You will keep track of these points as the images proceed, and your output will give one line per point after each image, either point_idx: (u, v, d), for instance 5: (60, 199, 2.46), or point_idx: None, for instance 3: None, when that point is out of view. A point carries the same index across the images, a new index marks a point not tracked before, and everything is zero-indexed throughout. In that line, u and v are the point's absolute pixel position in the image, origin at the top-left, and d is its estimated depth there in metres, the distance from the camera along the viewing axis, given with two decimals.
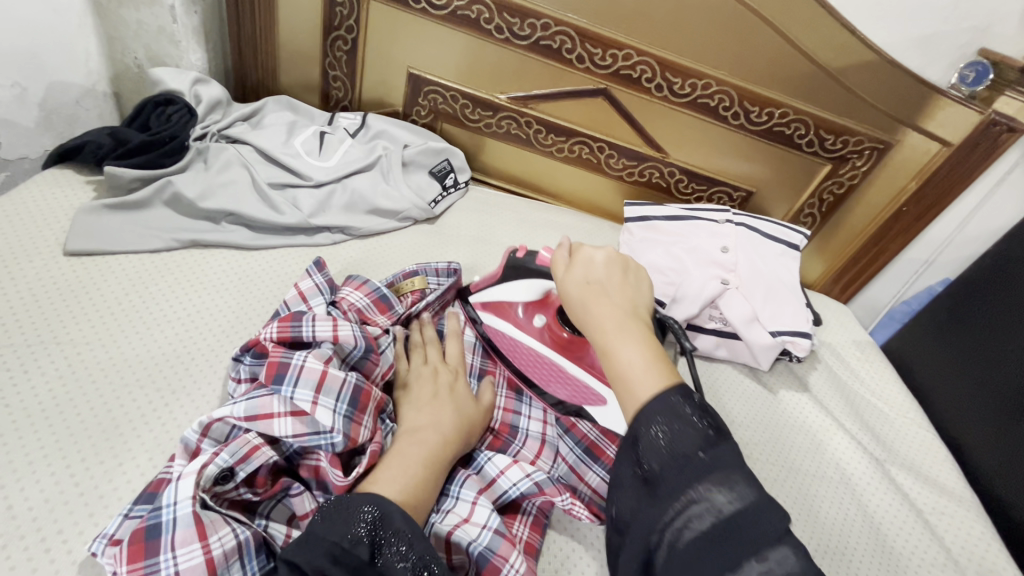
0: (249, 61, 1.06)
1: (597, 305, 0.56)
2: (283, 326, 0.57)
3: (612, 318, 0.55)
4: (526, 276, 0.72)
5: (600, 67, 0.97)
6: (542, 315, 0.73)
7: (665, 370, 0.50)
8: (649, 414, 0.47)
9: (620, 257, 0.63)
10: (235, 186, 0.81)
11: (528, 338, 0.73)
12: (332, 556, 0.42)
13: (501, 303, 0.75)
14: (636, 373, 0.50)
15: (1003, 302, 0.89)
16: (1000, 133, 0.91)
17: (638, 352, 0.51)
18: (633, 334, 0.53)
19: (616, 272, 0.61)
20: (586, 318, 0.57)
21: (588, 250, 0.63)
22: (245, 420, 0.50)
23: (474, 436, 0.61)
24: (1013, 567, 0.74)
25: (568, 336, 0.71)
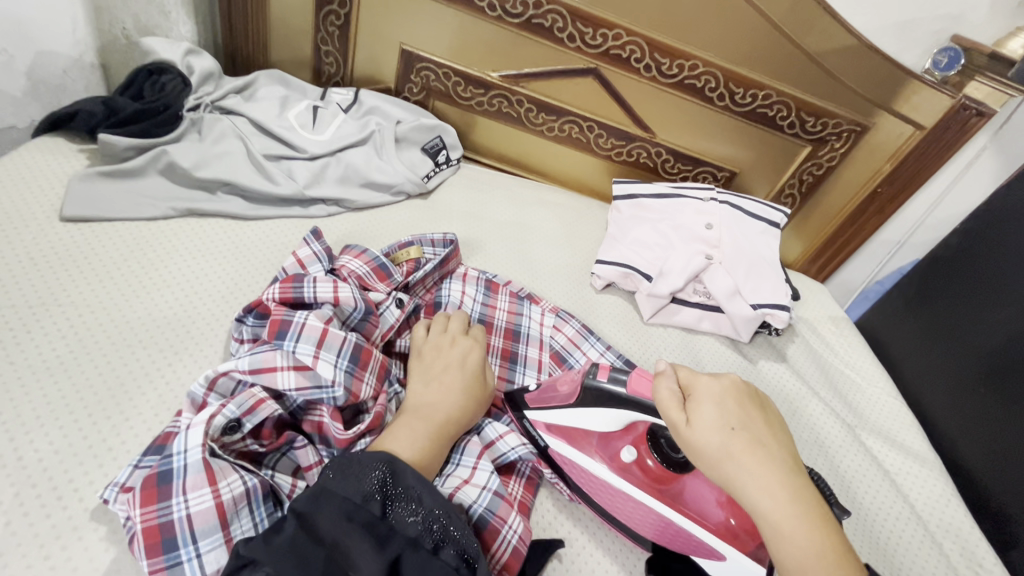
0: (238, 34, 1.05)
1: (754, 465, 0.49)
2: (285, 287, 0.59)
3: (778, 484, 0.48)
4: (612, 406, 0.61)
5: (591, 47, 0.99)
6: (628, 447, 0.63)
7: (852, 559, 0.45)
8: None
9: (744, 385, 0.56)
10: (230, 157, 0.82)
11: (615, 476, 0.61)
12: (347, 512, 0.45)
13: (575, 430, 0.64)
14: (823, 565, 0.44)
15: (969, 278, 0.94)
16: (970, 117, 0.96)
17: (815, 535, 0.45)
18: (804, 506, 0.47)
19: (747, 405, 0.54)
20: (740, 480, 0.49)
21: (708, 382, 0.55)
22: (250, 373, 0.52)
23: (478, 412, 0.61)
24: (969, 520, 0.79)
25: (655, 467, 0.61)
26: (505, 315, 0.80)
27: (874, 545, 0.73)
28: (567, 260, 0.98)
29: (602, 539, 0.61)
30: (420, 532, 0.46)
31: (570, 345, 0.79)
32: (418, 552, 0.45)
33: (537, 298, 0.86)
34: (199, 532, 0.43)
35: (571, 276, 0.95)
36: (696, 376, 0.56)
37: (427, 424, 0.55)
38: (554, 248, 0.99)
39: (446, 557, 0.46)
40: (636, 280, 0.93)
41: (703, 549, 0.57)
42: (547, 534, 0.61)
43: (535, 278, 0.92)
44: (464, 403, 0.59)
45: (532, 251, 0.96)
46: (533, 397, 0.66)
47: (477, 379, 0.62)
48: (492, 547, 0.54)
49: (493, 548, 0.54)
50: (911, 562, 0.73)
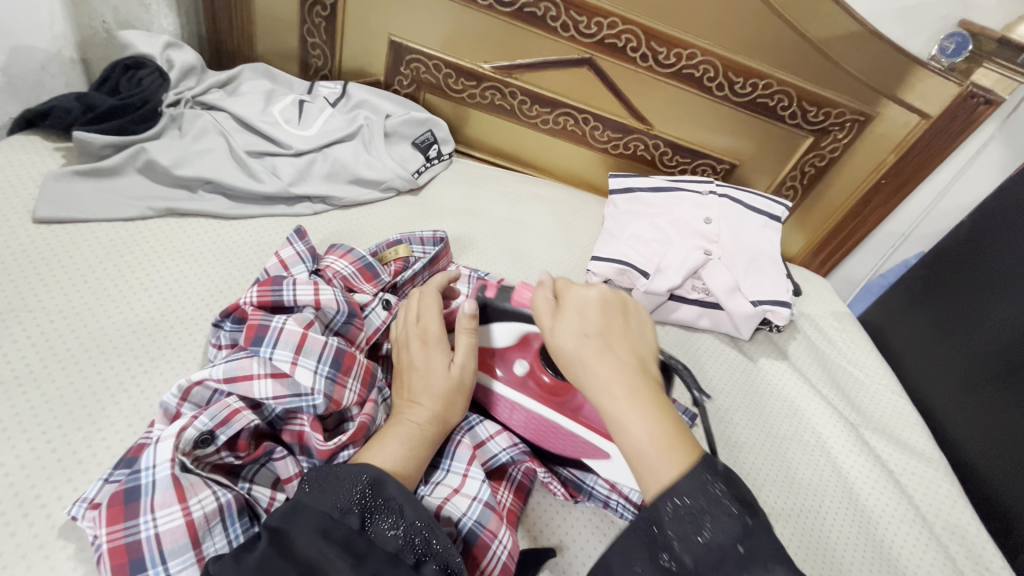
0: (223, 27, 1.02)
1: (602, 366, 0.49)
2: (263, 290, 0.57)
3: (620, 381, 0.48)
4: (501, 320, 0.62)
5: (585, 36, 0.96)
6: (523, 361, 0.64)
7: (686, 449, 0.45)
8: (677, 507, 0.43)
9: (614, 295, 0.55)
10: (212, 154, 0.79)
11: (513, 390, 0.64)
12: (323, 528, 0.43)
13: (478, 350, 0.65)
14: (654, 454, 0.45)
15: (972, 272, 0.92)
16: (977, 106, 0.93)
17: (652, 428, 0.46)
18: (646, 403, 0.47)
19: (611, 314, 0.53)
20: (591, 382, 0.49)
21: (576, 292, 0.54)
22: (225, 382, 0.50)
23: (456, 414, 0.57)
24: (975, 521, 0.77)
25: (551, 381, 0.62)
26: None
27: (877, 548, 0.71)
28: (561, 256, 0.95)
29: (597, 549, 0.59)
30: (401, 547, 0.44)
31: None
32: (399, 567, 0.43)
33: None
34: (168, 551, 0.41)
35: (566, 273, 0.93)
36: (569, 287, 0.55)
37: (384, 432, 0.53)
38: (549, 245, 0.96)
39: (429, 572, 0.44)
40: (632, 276, 0.89)
41: (590, 450, 0.61)
42: (538, 542, 0.59)
43: (529, 275, 0.89)
44: (432, 408, 0.54)
45: (525, 247, 0.94)
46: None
47: (438, 375, 0.56)
48: (482, 563, 0.52)
49: (483, 563, 0.52)
50: (914, 563, 0.71)
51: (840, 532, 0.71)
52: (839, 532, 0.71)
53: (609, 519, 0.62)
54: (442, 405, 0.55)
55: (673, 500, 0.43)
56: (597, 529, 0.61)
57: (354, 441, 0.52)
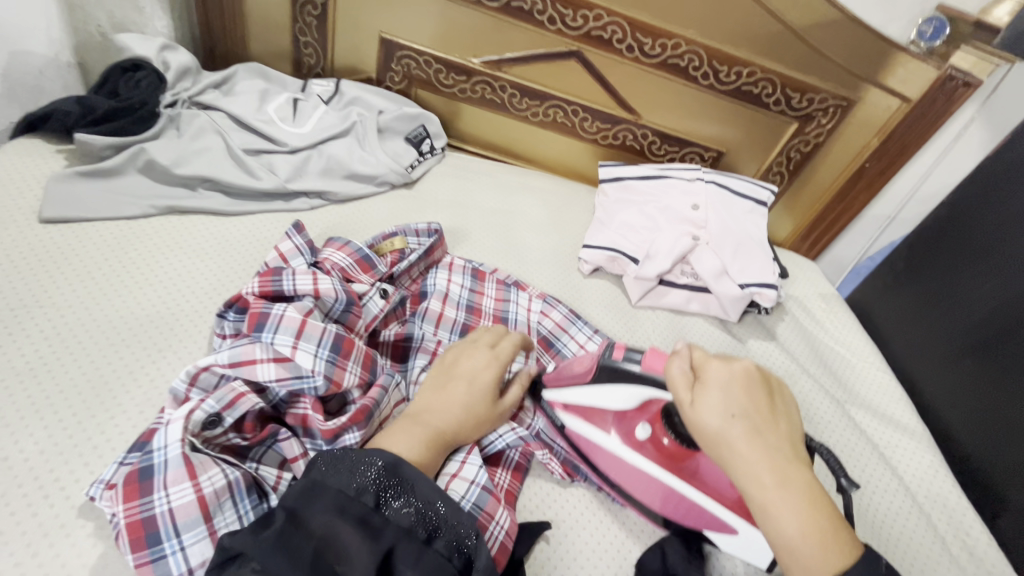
0: (215, 28, 1.04)
1: (751, 452, 0.49)
2: (264, 280, 0.60)
3: (770, 468, 0.48)
4: (622, 383, 0.61)
5: (572, 29, 0.98)
6: (643, 424, 0.63)
7: (840, 547, 0.45)
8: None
9: (758, 371, 0.55)
10: (210, 153, 0.81)
11: (630, 453, 0.63)
12: (340, 505, 0.46)
13: (594, 410, 0.64)
14: (806, 547, 0.45)
15: (952, 251, 0.94)
16: (956, 88, 0.95)
17: (804, 521, 0.46)
18: (795, 495, 0.47)
19: (754, 392, 0.53)
20: (738, 466, 0.50)
21: (720, 369, 0.53)
22: (229, 367, 0.52)
23: (472, 430, 0.59)
24: (956, 490, 0.80)
25: (671, 445, 0.62)
26: (493, 301, 0.80)
27: (861, 511, 0.75)
28: (554, 245, 0.98)
29: (589, 525, 0.62)
30: (413, 523, 0.48)
31: (558, 330, 0.79)
32: (412, 541, 0.47)
33: (525, 285, 0.85)
34: (182, 525, 0.43)
35: (559, 261, 0.95)
36: (707, 358, 0.55)
37: (417, 423, 0.56)
38: (541, 234, 0.98)
39: (439, 546, 0.48)
40: (623, 263, 0.93)
41: (713, 521, 0.58)
42: (534, 516, 0.61)
43: (522, 264, 0.92)
44: (463, 420, 0.58)
45: (518, 238, 0.96)
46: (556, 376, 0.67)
47: (483, 398, 0.60)
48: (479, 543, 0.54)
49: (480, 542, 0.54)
50: (895, 526, 0.74)
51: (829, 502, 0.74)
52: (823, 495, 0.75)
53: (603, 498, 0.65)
54: (469, 421, 0.59)
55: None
56: (592, 506, 0.64)
57: (355, 423, 0.55)
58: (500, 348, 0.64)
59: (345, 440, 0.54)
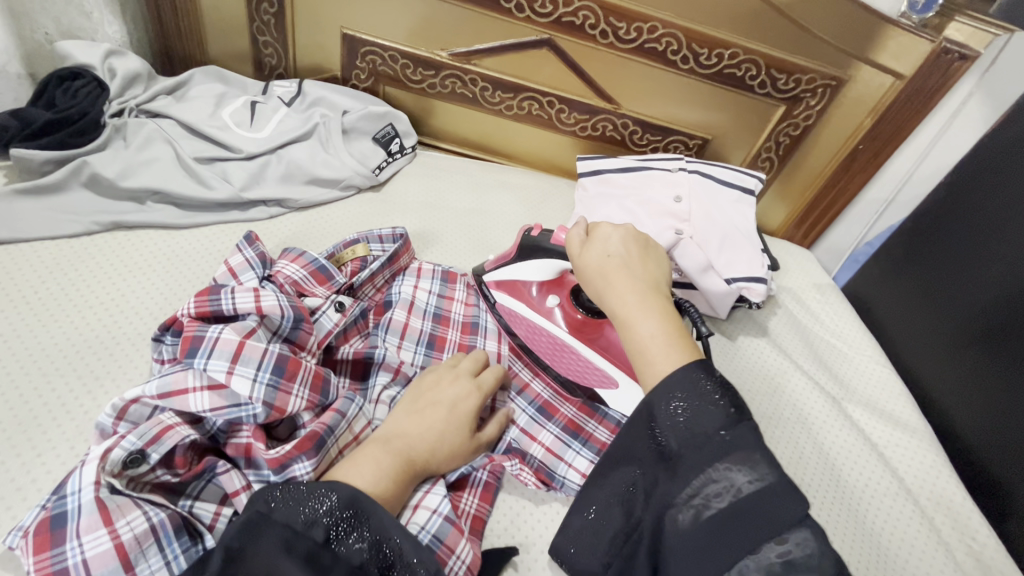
0: (170, 33, 0.99)
1: (618, 279, 0.55)
2: (200, 300, 0.55)
3: (633, 289, 0.53)
4: (541, 258, 0.67)
5: (541, 16, 0.92)
6: (556, 295, 0.71)
7: (683, 349, 0.49)
8: (669, 396, 0.45)
9: (639, 234, 0.61)
10: (159, 163, 0.77)
11: (543, 319, 0.71)
12: (285, 542, 0.42)
13: (518, 285, 0.72)
14: (653, 347, 0.49)
15: (950, 235, 0.88)
16: (952, 61, 0.89)
17: (658, 332, 0.50)
18: (653, 311, 0.52)
19: (632, 246, 0.60)
20: (607, 292, 0.55)
21: (605, 226, 0.61)
22: (158, 398, 0.48)
23: (447, 462, 0.56)
24: (961, 491, 0.76)
25: (582, 317, 0.69)
26: (462, 308, 0.76)
27: (857, 517, 0.70)
28: None
29: None
30: (367, 560, 0.43)
31: None
32: None
33: None
34: None
35: None
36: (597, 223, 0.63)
37: (391, 454, 0.52)
38: (517, 234, 0.94)
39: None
40: None
41: (602, 378, 0.67)
42: (502, 540, 0.58)
43: None
44: (435, 448, 0.55)
45: (492, 239, 0.92)
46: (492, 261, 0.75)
47: (463, 430, 0.57)
48: None
49: None
50: (893, 534, 0.70)
51: (821, 507, 0.70)
52: (815, 500, 0.71)
53: None
54: (445, 453, 0.56)
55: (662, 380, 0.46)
56: None
57: (302, 452, 0.50)
58: (483, 379, 0.62)
59: (292, 471, 0.50)
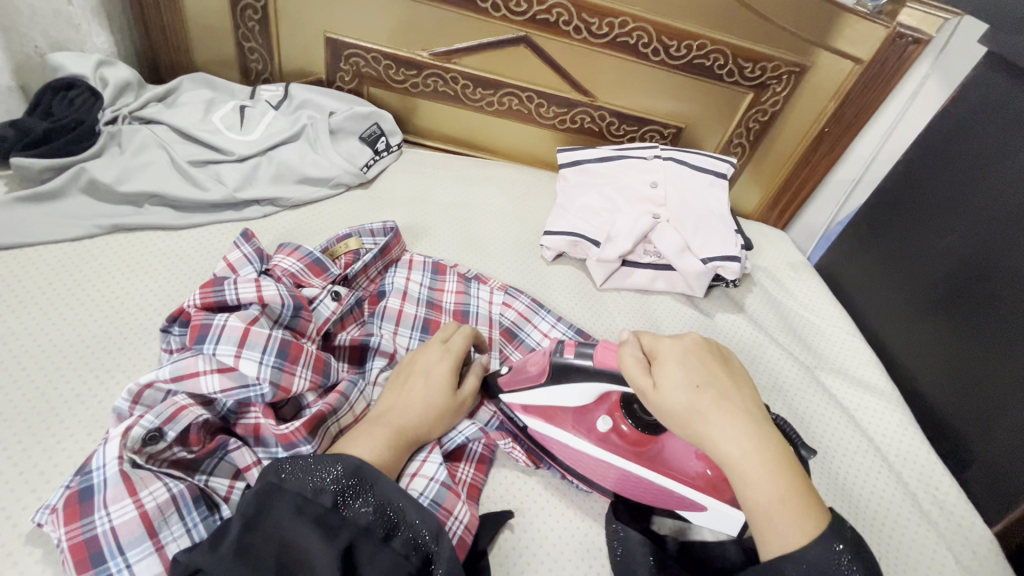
0: (156, 41, 1.02)
1: (723, 420, 0.50)
2: (205, 292, 0.59)
3: (746, 436, 0.49)
4: (578, 380, 0.61)
5: (517, 14, 0.96)
6: (603, 417, 0.64)
7: (814, 508, 0.47)
8: (802, 569, 0.44)
9: (708, 347, 0.57)
10: (154, 168, 0.80)
11: (597, 447, 0.62)
12: (296, 506, 0.45)
13: (555, 410, 0.64)
14: (781, 510, 0.46)
15: (910, 210, 0.93)
16: (906, 45, 0.95)
17: (779, 486, 0.47)
18: (770, 460, 0.48)
19: (710, 363, 0.55)
20: (711, 436, 0.50)
21: (670, 347, 0.56)
22: (172, 381, 0.52)
23: (440, 428, 0.60)
24: (927, 447, 0.81)
25: (632, 432, 0.62)
26: (453, 296, 0.79)
27: (839, 474, 0.76)
28: (515, 233, 0.97)
29: (553, 513, 0.62)
30: (372, 521, 0.47)
31: (520, 320, 0.80)
32: (371, 540, 0.46)
33: (486, 278, 0.86)
34: (125, 542, 0.43)
35: (521, 250, 0.95)
36: (661, 342, 0.57)
37: (387, 429, 0.56)
38: (502, 225, 0.98)
39: (398, 544, 0.47)
40: (585, 247, 0.92)
41: (682, 503, 0.59)
42: (498, 505, 0.62)
43: (483, 256, 0.92)
44: (424, 415, 0.59)
45: (479, 230, 0.96)
46: (507, 382, 0.66)
47: (442, 392, 0.60)
48: None
49: None
50: (874, 489, 0.75)
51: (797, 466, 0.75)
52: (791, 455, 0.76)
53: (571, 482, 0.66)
54: (433, 417, 0.59)
55: (804, 561, 0.44)
56: (560, 490, 0.64)
57: (309, 430, 0.54)
58: (453, 341, 0.65)
59: (300, 449, 0.53)
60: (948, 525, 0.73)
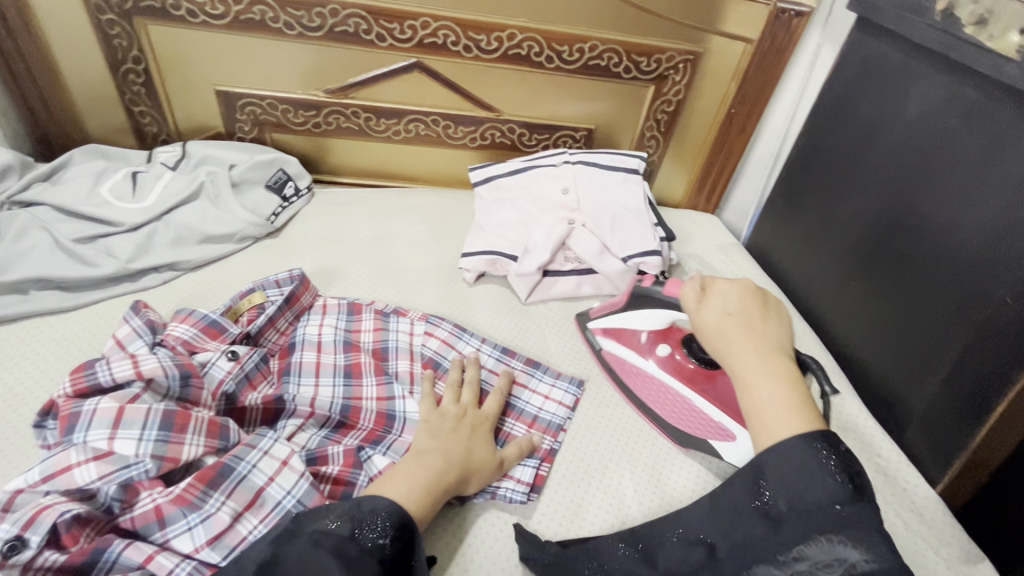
0: (40, 119, 0.99)
1: (740, 339, 0.59)
2: (76, 378, 0.56)
3: (754, 351, 0.57)
4: (654, 306, 0.75)
5: (403, 41, 0.96)
6: (665, 345, 0.76)
7: (807, 415, 0.52)
8: (778, 458, 0.50)
9: (756, 290, 0.65)
10: (39, 251, 0.77)
11: (650, 365, 0.77)
12: (317, 540, 0.48)
13: (629, 335, 0.79)
14: (773, 410, 0.53)
15: (817, 178, 0.93)
16: (790, 20, 0.97)
17: (779, 392, 0.54)
18: (773, 370, 0.56)
19: (754, 303, 0.64)
20: (730, 351, 0.59)
21: (722, 284, 0.66)
22: (43, 482, 0.51)
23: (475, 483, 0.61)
24: (865, 413, 0.80)
25: (692, 367, 0.74)
26: (371, 333, 0.78)
27: None
28: (435, 259, 0.95)
29: (489, 553, 0.60)
30: (387, 555, 0.49)
31: (443, 348, 0.77)
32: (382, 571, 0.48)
33: (406, 310, 0.84)
34: None
35: (443, 275, 0.93)
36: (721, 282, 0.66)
37: (428, 471, 0.57)
38: (422, 252, 0.96)
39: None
40: (503, 264, 0.91)
41: (717, 431, 0.70)
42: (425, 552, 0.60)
43: (403, 288, 0.89)
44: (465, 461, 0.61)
45: (397, 262, 0.93)
46: (598, 309, 0.83)
47: (483, 449, 0.63)
48: None
49: None
50: None
51: None
52: (645, 460, 0.71)
53: (502, 508, 0.64)
54: (474, 468, 0.61)
55: (784, 448, 0.50)
56: (493, 522, 0.63)
57: (206, 484, 0.53)
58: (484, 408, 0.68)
59: (205, 507, 0.52)
60: (894, 492, 0.72)
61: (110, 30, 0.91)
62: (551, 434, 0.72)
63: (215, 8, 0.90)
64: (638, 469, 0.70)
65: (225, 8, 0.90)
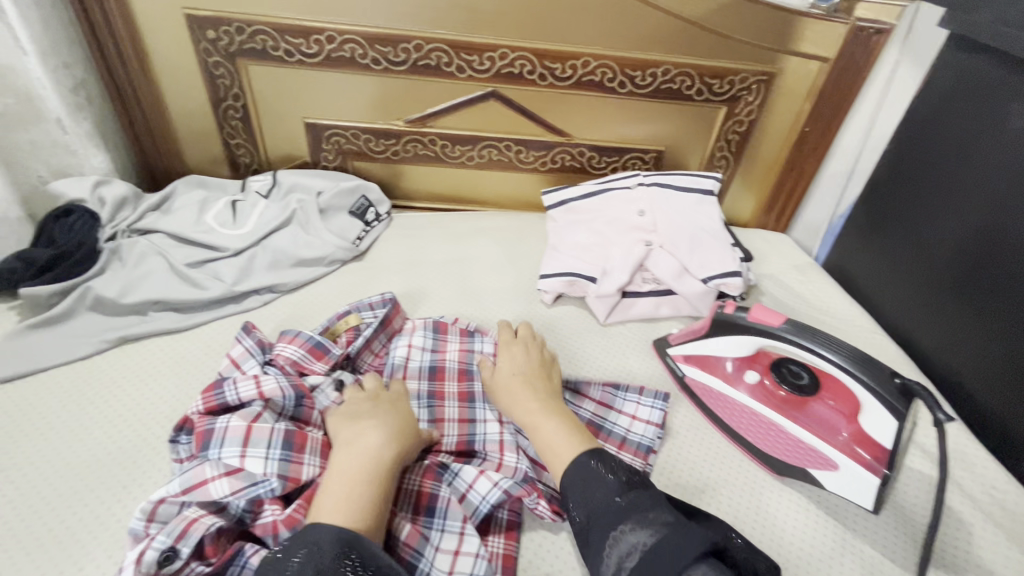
0: (149, 152, 1.08)
1: (523, 388, 0.69)
2: (207, 396, 0.60)
3: (535, 399, 0.68)
4: (738, 334, 0.73)
5: (481, 72, 1.00)
6: (754, 372, 0.77)
7: (580, 440, 0.63)
8: (570, 476, 0.58)
9: (526, 350, 0.76)
10: (155, 276, 0.84)
11: (738, 392, 0.77)
12: None
13: (713, 361, 0.79)
14: (562, 441, 0.62)
15: (905, 200, 0.91)
16: (870, 37, 0.95)
17: (559, 426, 0.64)
18: (548, 409, 0.67)
19: (528, 361, 0.74)
20: (514, 403, 0.69)
21: (504, 347, 0.77)
22: (183, 494, 0.54)
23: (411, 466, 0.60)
24: (974, 443, 0.76)
25: (784, 394, 0.75)
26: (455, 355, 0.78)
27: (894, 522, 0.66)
28: (511, 280, 0.97)
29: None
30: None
31: None
32: None
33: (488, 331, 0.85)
34: None
35: (521, 296, 0.94)
36: (510, 347, 0.77)
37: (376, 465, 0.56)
38: (498, 274, 0.98)
39: None
40: (582, 285, 0.91)
41: (817, 459, 0.69)
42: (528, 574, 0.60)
43: (484, 309, 0.91)
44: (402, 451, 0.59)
45: (476, 284, 0.96)
46: (677, 335, 0.82)
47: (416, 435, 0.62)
48: None
49: None
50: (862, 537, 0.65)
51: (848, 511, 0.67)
52: (741, 485, 0.69)
53: None
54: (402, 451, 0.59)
55: (573, 469, 0.58)
56: None
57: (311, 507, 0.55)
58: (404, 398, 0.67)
59: None
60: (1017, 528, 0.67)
61: (215, 70, 0.99)
62: (642, 456, 0.70)
63: (309, 47, 0.96)
64: (739, 500, 0.67)
65: (319, 47, 0.96)
